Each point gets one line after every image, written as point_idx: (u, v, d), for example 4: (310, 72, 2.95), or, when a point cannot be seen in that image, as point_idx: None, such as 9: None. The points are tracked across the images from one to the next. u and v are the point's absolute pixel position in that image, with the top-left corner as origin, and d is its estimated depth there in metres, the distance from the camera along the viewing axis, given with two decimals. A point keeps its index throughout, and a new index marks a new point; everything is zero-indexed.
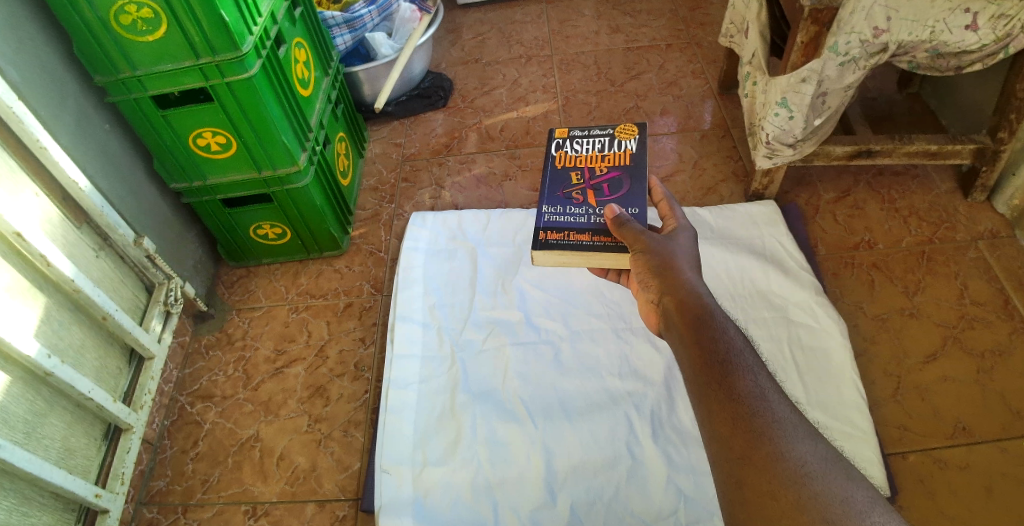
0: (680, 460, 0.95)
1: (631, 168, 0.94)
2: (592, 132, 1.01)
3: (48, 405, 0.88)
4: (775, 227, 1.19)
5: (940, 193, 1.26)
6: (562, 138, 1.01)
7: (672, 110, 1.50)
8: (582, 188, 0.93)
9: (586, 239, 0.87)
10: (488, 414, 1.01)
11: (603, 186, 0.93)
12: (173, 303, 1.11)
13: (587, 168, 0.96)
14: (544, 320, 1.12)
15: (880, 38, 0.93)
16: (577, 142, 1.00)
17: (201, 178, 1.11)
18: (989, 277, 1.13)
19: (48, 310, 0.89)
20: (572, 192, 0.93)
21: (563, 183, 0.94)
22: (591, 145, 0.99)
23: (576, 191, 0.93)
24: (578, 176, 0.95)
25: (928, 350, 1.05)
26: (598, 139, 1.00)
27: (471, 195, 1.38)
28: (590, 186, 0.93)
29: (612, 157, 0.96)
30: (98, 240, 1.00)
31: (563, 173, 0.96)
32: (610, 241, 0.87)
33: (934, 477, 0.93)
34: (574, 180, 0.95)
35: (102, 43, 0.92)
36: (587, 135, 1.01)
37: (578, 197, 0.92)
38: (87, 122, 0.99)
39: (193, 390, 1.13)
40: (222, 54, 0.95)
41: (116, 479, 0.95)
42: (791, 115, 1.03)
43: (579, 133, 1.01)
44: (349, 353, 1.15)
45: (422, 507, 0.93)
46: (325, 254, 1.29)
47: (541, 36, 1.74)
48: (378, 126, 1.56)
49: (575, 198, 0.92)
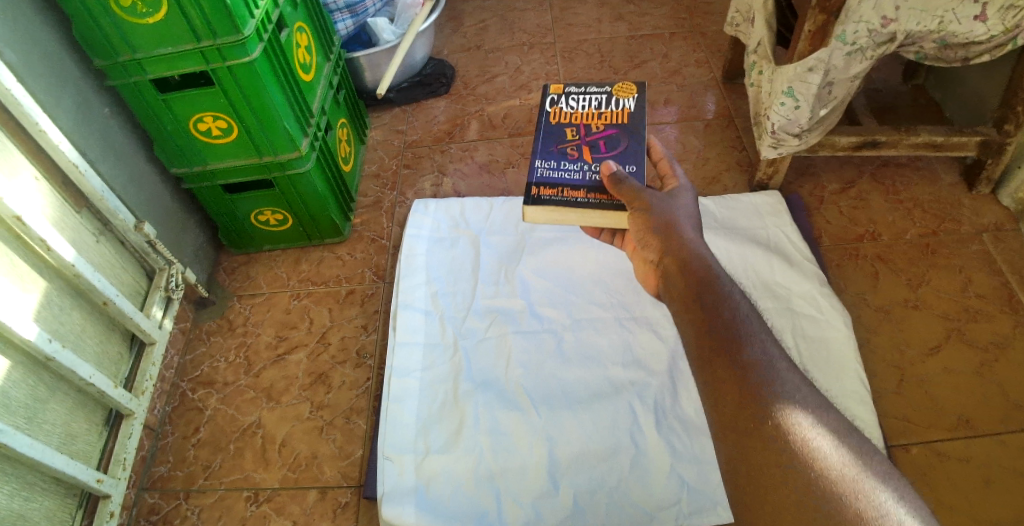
0: (682, 450, 0.95)
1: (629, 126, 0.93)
2: (589, 90, 0.99)
3: (49, 390, 0.87)
4: (779, 217, 1.19)
5: (944, 185, 1.25)
6: (558, 94, 1.00)
7: (675, 99, 1.49)
8: (577, 144, 0.92)
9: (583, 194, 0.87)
10: (490, 403, 1.01)
11: (599, 143, 0.92)
12: (174, 289, 1.10)
13: (584, 124, 0.95)
14: (546, 309, 1.11)
15: (889, 27, 0.92)
16: (573, 99, 0.99)
17: (202, 163, 1.10)
18: (992, 271, 1.12)
19: (47, 294, 0.89)
20: (566, 148, 0.92)
21: (558, 138, 0.93)
22: (587, 102, 0.98)
23: (571, 146, 0.92)
24: (576, 132, 0.94)
25: (930, 341, 1.06)
26: (595, 97, 0.98)
27: (473, 183, 1.37)
28: (586, 142, 0.92)
29: (608, 115, 0.95)
30: (98, 225, 0.99)
31: (558, 129, 0.95)
32: (606, 198, 0.86)
33: (936, 469, 0.94)
34: (570, 136, 0.93)
35: (102, 26, 0.91)
36: (583, 92, 0.99)
37: (573, 154, 0.91)
38: (86, 105, 0.97)
39: (194, 377, 1.13)
40: (223, 38, 0.94)
41: (118, 464, 0.95)
42: (797, 104, 1.03)
43: (575, 91, 1.00)
44: (350, 340, 1.14)
45: (425, 495, 0.93)
46: (326, 241, 1.28)
47: (544, 24, 1.73)
48: (380, 112, 1.55)
49: (569, 154, 0.91)
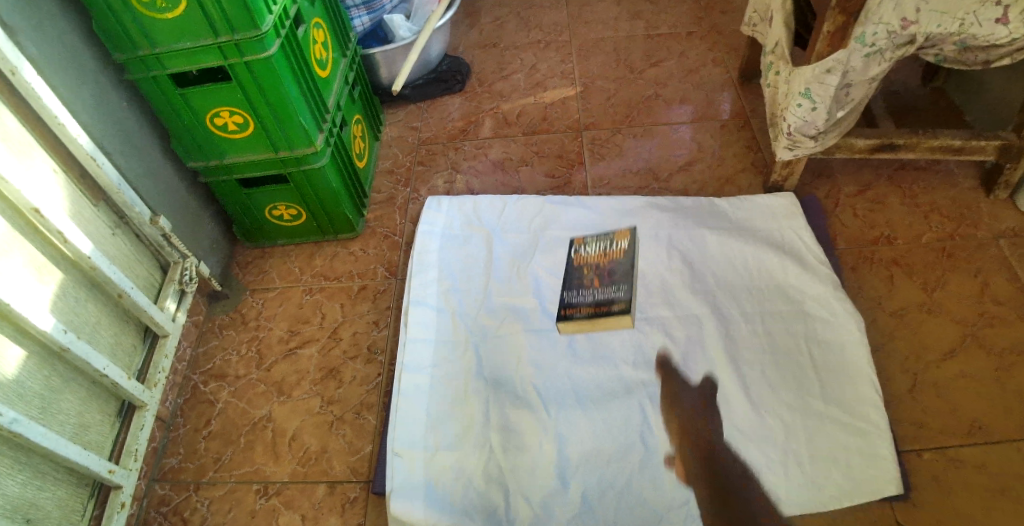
0: (693, 450, 0.94)
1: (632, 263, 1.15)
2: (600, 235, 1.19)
3: (64, 381, 0.88)
4: (794, 219, 1.18)
5: (963, 189, 1.24)
6: (579, 243, 1.19)
7: (691, 99, 1.48)
8: (592, 276, 1.13)
9: (600, 310, 1.08)
10: (501, 400, 1.01)
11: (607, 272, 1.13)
12: (188, 282, 1.11)
13: (596, 266, 1.14)
14: (558, 308, 1.11)
15: (908, 29, 0.91)
16: (590, 245, 1.18)
17: (218, 157, 1.11)
18: (1010, 276, 1.11)
19: (64, 285, 0.90)
20: (583, 281, 1.13)
21: (576, 275, 1.14)
22: (601, 246, 1.17)
23: (587, 279, 1.13)
24: (589, 270, 1.14)
25: (945, 347, 1.04)
26: (605, 241, 1.18)
27: (487, 180, 1.37)
28: (598, 274, 1.13)
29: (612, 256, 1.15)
30: (115, 218, 1.00)
31: (576, 268, 1.15)
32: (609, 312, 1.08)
33: (949, 476, 0.93)
34: (585, 274, 1.14)
35: (122, 20, 0.92)
36: (598, 237, 1.19)
37: (588, 282, 1.12)
38: (104, 98, 0.98)
39: (206, 370, 1.14)
40: (241, 33, 0.94)
41: (130, 455, 0.96)
42: (814, 105, 1.02)
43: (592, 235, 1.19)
44: (362, 336, 1.15)
45: (434, 491, 0.93)
46: (340, 237, 1.29)
47: (561, 22, 1.72)
48: (395, 108, 1.55)
49: (586, 284, 1.12)
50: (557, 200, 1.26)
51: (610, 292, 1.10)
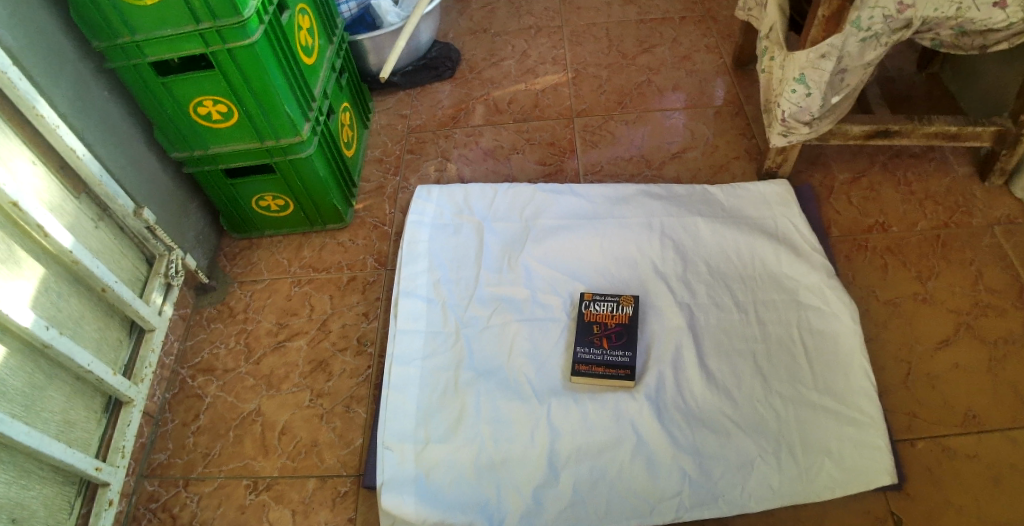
0: (684, 440, 0.94)
1: (641, 328, 1.05)
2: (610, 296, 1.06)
3: (47, 377, 0.87)
4: (787, 207, 1.16)
5: (958, 177, 1.22)
6: (587, 300, 1.07)
7: (684, 86, 1.46)
8: (603, 333, 1.03)
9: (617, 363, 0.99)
10: (492, 392, 1.00)
11: (620, 334, 1.02)
12: (174, 275, 1.10)
13: (609, 331, 1.03)
14: (549, 297, 1.10)
15: (905, 13, 0.90)
16: (598, 303, 1.06)
17: (202, 147, 1.09)
18: (1005, 264, 1.10)
19: (45, 279, 0.88)
20: (595, 338, 1.02)
21: (586, 337, 1.03)
22: (610, 308, 1.05)
23: (598, 335, 1.03)
24: (600, 327, 1.03)
25: (940, 336, 1.04)
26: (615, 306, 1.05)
27: (477, 168, 1.35)
28: (610, 332, 1.03)
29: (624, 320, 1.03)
30: (97, 211, 0.98)
31: (587, 327, 1.04)
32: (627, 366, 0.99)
33: (943, 465, 0.92)
34: (597, 335, 1.03)
35: (101, 8, 0.90)
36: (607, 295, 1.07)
37: (600, 341, 1.02)
38: (84, 88, 0.96)
39: (194, 363, 1.12)
40: (223, 20, 0.92)
41: (117, 452, 0.95)
42: (808, 91, 1.00)
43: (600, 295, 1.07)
44: (351, 328, 1.13)
45: (425, 484, 0.93)
46: (328, 227, 1.27)
47: (552, 7, 1.70)
48: (384, 96, 1.53)
49: (598, 342, 1.02)
50: (549, 188, 1.25)
51: (626, 349, 1.01)
